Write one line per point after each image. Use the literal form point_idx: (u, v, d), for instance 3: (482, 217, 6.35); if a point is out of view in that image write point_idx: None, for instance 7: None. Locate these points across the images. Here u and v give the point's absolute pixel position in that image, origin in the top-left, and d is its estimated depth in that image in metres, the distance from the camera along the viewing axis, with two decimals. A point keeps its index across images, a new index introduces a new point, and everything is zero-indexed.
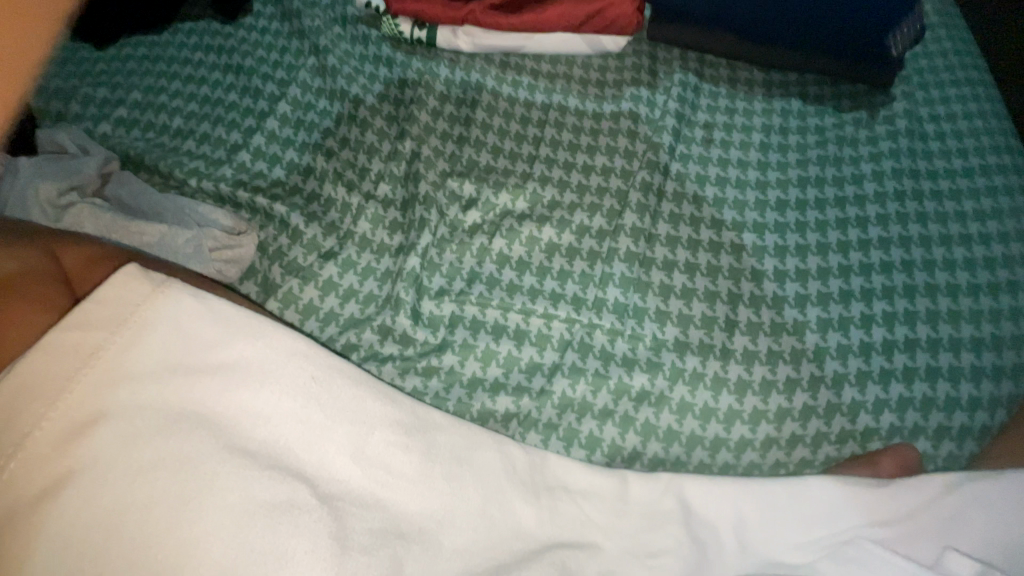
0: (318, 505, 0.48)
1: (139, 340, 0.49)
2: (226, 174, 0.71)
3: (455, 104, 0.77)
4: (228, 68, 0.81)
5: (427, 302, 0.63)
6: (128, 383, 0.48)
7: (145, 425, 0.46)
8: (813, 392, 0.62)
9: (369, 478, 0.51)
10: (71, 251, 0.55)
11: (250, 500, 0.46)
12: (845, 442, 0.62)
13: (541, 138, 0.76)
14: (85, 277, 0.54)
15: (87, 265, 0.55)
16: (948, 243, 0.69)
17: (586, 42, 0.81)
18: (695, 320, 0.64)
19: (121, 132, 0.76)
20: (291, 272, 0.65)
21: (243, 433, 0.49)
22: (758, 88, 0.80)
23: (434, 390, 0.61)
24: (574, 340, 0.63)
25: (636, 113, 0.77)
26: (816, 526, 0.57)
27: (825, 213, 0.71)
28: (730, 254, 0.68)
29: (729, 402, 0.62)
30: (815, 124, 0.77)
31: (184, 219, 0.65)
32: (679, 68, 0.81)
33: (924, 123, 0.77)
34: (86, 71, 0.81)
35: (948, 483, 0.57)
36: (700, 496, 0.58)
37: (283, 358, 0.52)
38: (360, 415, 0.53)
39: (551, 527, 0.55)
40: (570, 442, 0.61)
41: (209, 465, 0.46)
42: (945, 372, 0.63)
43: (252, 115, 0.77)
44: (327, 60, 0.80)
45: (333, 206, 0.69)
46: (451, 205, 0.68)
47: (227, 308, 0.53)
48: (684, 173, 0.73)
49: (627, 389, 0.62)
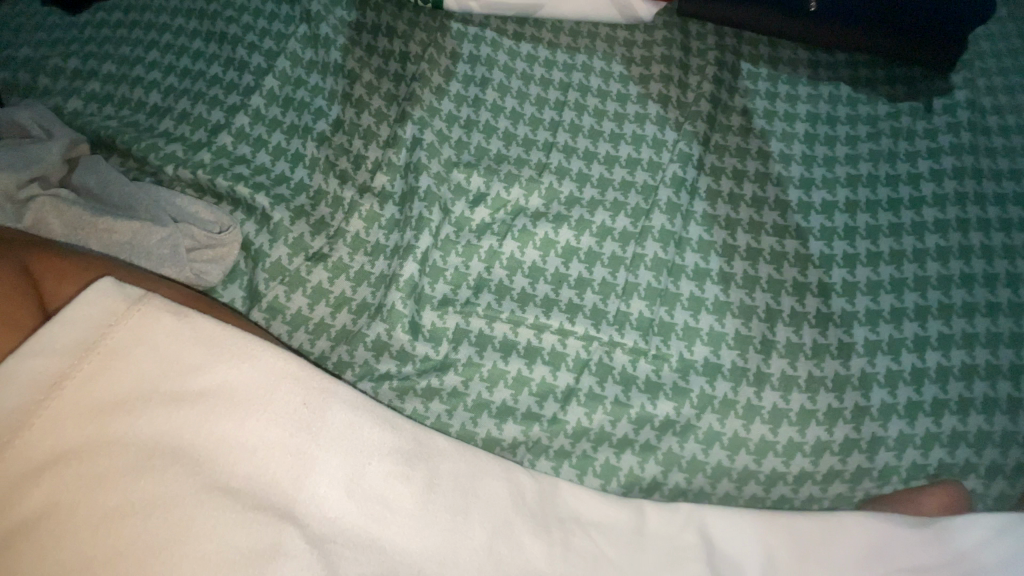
0: (307, 550, 0.42)
1: (107, 363, 0.42)
2: (207, 159, 0.64)
3: (463, 82, 0.69)
4: (211, 37, 0.73)
5: (428, 314, 0.57)
6: (92, 414, 0.41)
7: (110, 466, 0.39)
8: (856, 423, 0.56)
9: (366, 515, 0.46)
10: (41, 262, 0.49)
11: (229, 548, 0.40)
12: (887, 479, 0.56)
13: (560, 123, 0.68)
14: (55, 293, 0.48)
15: (57, 278, 0.48)
16: (1011, 255, 0.61)
17: (616, 8, 0.72)
18: (727, 338, 0.58)
19: (93, 109, 0.69)
20: (275, 277, 0.58)
21: (227, 467, 0.43)
22: (803, 68, 0.71)
23: (436, 414, 0.56)
24: (592, 361, 0.57)
25: (665, 97, 0.69)
26: (854, 566, 0.52)
27: (877, 217, 0.63)
28: (769, 263, 0.61)
29: (762, 432, 0.56)
30: (868, 112, 0.68)
31: (157, 214, 0.58)
32: (715, 44, 0.72)
33: (991, 114, 0.68)
34: (56, 38, 0.73)
35: (1002, 530, 0.52)
36: (723, 528, 0.54)
37: (271, 378, 0.46)
38: (356, 443, 0.47)
39: (563, 566, 0.50)
40: (584, 470, 0.56)
41: (186, 509, 0.40)
42: (1003, 404, 0.57)
43: (237, 92, 0.69)
44: (320, 29, 0.71)
45: (324, 199, 0.63)
46: (457, 201, 0.61)
47: (208, 323, 0.46)
48: (719, 167, 0.65)
49: (649, 417, 0.56)
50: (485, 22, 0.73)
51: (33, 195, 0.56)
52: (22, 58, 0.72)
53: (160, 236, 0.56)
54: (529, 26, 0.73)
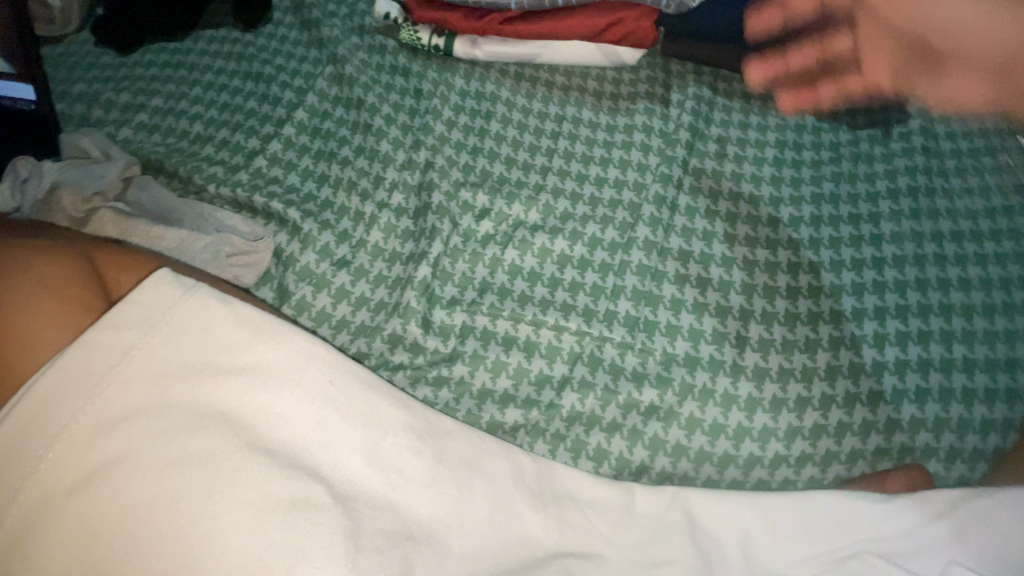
0: (333, 504, 0.48)
1: (167, 338, 0.50)
2: (243, 179, 0.73)
3: (470, 116, 0.79)
4: (248, 76, 0.83)
5: (438, 311, 0.64)
6: (153, 381, 0.48)
7: (169, 423, 0.47)
8: (823, 410, 0.62)
9: (382, 480, 0.52)
10: (103, 254, 0.57)
11: (267, 497, 0.46)
12: (855, 461, 0.62)
13: (555, 149, 0.77)
14: (116, 280, 0.55)
15: (118, 267, 0.56)
16: (961, 262, 0.69)
17: (603, 55, 0.82)
18: (705, 335, 0.65)
19: (142, 137, 0.78)
20: (303, 279, 0.66)
21: (264, 433, 0.50)
22: (772, 103, 0.80)
23: (444, 400, 0.62)
24: (584, 353, 0.64)
25: (648, 129, 0.78)
26: (821, 537, 0.58)
27: (838, 230, 0.71)
28: (742, 270, 0.69)
29: (739, 418, 0.62)
30: (828, 141, 0.77)
31: (204, 224, 0.67)
32: (692, 83, 0.81)
33: (938, 142, 0.77)
34: (109, 76, 0.83)
35: (958, 504, 0.58)
36: (705, 510, 0.59)
37: (302, 360, 0.53)
38: (375, 419, 0.53)
39: (559, 536, 0.56)
40: (578, 453, 0.62)
41: (230, 463, 0.47)
42: (957, 393, 0.63)
43: (271, 123, 0.78)
44: (345, 69, 0.81)
45: (346, 214, 0.71)
46: (465, 216, 0.70)
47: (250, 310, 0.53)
48: (697, 187, 0.74)
49: (636, 403, 0.62)
50: (490, 64, 0.84)
51: (94, 206, 0.64)
52: (78, 92, 0.81)
53: (205, 243, 0.64)
54: (529, 68, 0.84)
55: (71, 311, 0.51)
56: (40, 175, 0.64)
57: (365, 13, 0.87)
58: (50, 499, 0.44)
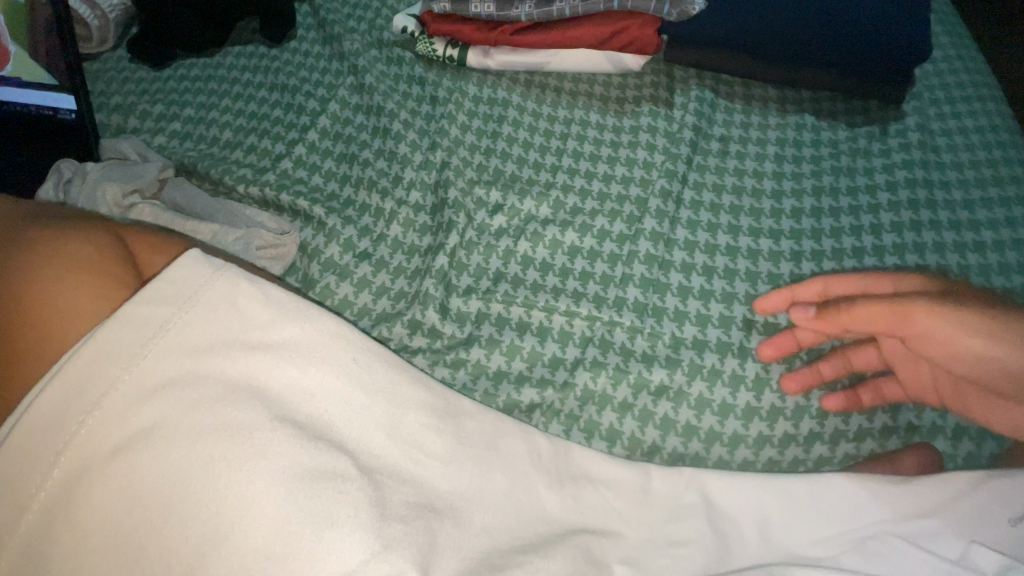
0: (359, 476, 0.50)
1: (201, 315, 0.53)
2: (269, 179, 0.77)
3: (483, 120, 0.82)
4: (274, 87, 0.87)
5: (455, 298, 0.67)
6: (188, 353, 0.51)
7: (203, 393, 0.50)
8: (830, 390, 0.64)
9: (405, 456, 0.53)
10: (135, 236, 0.60)
11: (296, 465, 0.48)
12: (863, 439, 0.63)
13: (565, 149, 0.80)
14: (148, 263, 0.59)
15: (149, 250, 0.59)
16: (961, 249, 0.70)
17: (609, 62, 0.85)
18: (713, 319, 0.67)
19: (175, 144, 0.82)
20: (327, 269, 0.69)
21: (293, 406, 0.52)
22: (772, 103, 0.83)
23: (461, 382, 0.64)
24: (596, 337, 0.66)
25: (654, 129, 0.81)
26: (840, 519, 0.58)
27: (839, 220, 0.73)
28: (747, 258, 0.71)
29: (747, 399, 0.64)
30: (829, 138, 0.80)
31: (236, 220, 0.71)
32: (696, 86, 0.85)
33: (936, 137, 0.80)
34: (144, 89, 0.88)
35: (972, 480, 0.58)
36: (721, 491, 0.59)
37: (327, 339, 0.55)
38: (397, 397, 0.55)
39: (575, 514, 0.57)
40: (592, 434, 0.63)
41: (260, 432, 0.49)
42: None
43: (295, 129, 0.82)
44: (365, 79, 0.86)
45: (367, 211, 0.74)
46: (479, 210, 0.73)
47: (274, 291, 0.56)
48: (701, 182, 0.76)
49: (647, 382, 0.64)
50: (502, 72, 0.88)
51: (133, 202, 0.69)
52: (115, 104, 0.86)
53: (236, 236, 0.68)
54: (539, 75, 0.87)
55: (109, 288, 0.54)
56: (84, 175, 0.69)
57: (383, 28, 0.92)
58: (94, 461, 0.47)
